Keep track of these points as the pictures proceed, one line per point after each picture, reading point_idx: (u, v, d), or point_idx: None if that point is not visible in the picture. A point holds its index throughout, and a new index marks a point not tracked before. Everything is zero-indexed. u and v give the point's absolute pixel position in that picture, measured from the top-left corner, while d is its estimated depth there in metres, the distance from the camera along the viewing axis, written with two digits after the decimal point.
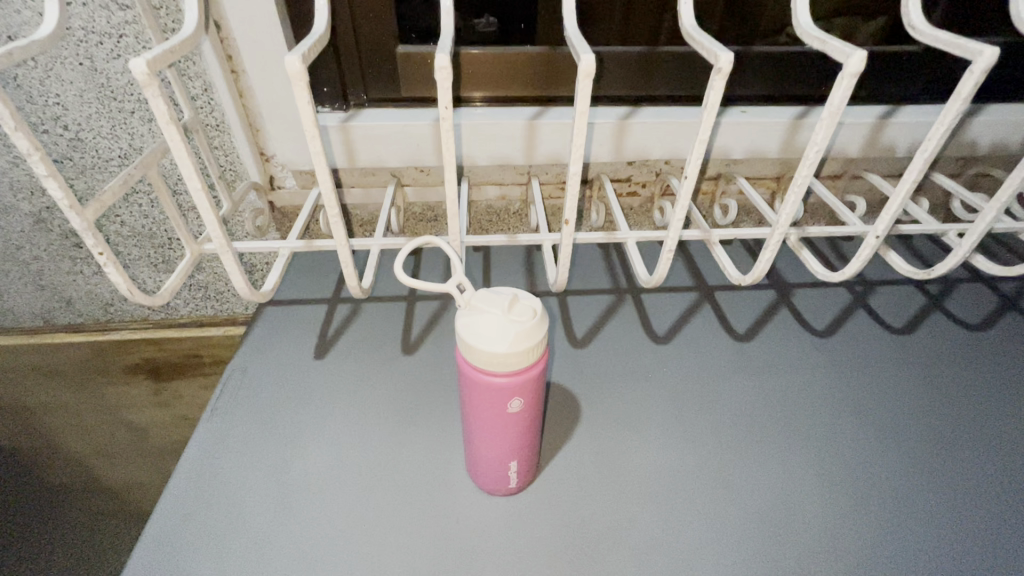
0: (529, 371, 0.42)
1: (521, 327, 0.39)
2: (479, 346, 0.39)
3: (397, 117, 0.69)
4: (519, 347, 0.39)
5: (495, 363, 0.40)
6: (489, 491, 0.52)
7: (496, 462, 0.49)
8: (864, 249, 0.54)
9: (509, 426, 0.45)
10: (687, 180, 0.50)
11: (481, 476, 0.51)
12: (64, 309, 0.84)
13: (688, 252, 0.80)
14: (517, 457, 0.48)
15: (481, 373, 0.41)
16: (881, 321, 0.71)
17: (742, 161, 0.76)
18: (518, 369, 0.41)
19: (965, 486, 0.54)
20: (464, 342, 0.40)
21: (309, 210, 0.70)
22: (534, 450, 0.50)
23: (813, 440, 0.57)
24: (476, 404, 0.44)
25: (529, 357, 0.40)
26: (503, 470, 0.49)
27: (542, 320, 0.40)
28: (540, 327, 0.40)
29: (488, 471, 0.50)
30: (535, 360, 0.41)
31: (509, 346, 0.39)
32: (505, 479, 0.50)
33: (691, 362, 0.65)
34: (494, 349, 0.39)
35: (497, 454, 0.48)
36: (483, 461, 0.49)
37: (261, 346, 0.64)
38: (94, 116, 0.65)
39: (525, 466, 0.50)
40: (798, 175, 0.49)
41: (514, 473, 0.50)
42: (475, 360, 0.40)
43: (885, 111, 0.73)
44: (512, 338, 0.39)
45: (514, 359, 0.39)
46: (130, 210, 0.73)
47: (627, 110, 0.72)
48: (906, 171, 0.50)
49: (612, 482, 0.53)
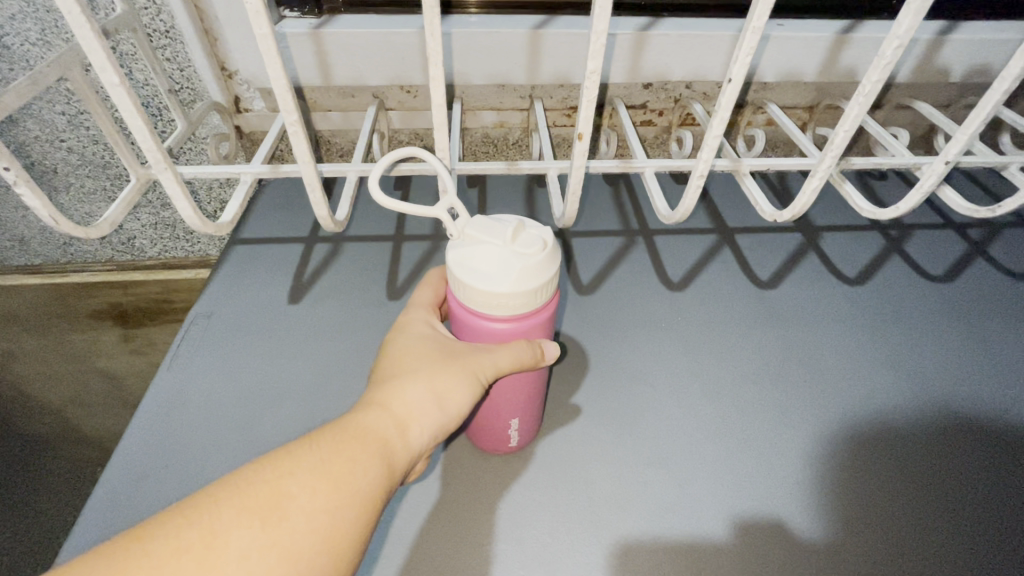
0: (537, 315, 0.35)
1: (528, 262, 0.32)
2: (475, 284, 0.32)
3: (378, 23, 0.59)
4: (525, 284, 0.32)
5: (495, 304, 0.33)
6: (488, 450, 0.47)
7: (494, 417, 0.43)
8: (928, 179, 0.46)
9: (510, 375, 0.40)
10: (730, 85, 0.40)
11: (480, 435, 0.46)
12: (17, 250, 0.76)
13: (706, 190, 0.72)
14: (520, 414, 0.44)
15: (480, 318, 0.35)
16: (918, 269, 0.64)
17: (775, 86, 0.67)
18: (524, 314, 0.34)
19: (1008, 449, 0.49)
20: (455, 279, 0.34)
21: (277, 136, 0.60)
22: (536, 404, 0.45)
23: (842, 398, 0.52)
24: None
25: (536, 300, 0.33)
26: (503, 427, 0.44)
27: (554, 253, 0.33)
28: (552, 261, 0.33)
29: (486, 427, 0.44)
30: (544, 301, 0.35)
31: (514, 286, 0.32)
32: (505, 437, 0.45)
33: (708, 311, 0.59)
34: (493, 288, 0.32)
35: (495, 408, 0.42)
36: (481, 417, 0.44)
37: (229, 289, 0.57)
38: (17, 17, 0.55)
39: (527, 425, 0.45)
40: (862, 85, 0.39)
41: (515, 432, 0.45)
42: (471, 301, 0.34)
43: (944, 26, 0.63)
44: (517, 275, 0.32)
45: (519, 300, 0.33)
46: (76, 134, 0.64)
47: (647, 20, 0.61)
48: (996, 79, 0.40)
49: (622, 443, 0.48)
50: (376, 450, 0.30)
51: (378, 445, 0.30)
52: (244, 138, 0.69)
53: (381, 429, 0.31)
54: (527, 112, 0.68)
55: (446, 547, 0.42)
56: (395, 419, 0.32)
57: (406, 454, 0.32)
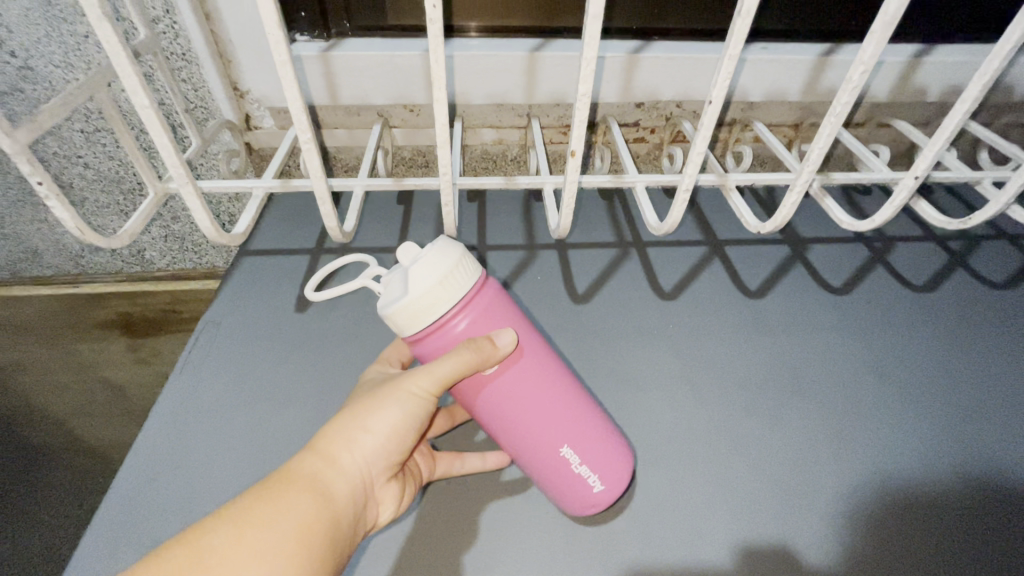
0: (475, 299, 0.40)
1: (423, 257, 0.38)
2: (408, 306, 0.37)
3: (383, 46, 0.62)
4: (438, 271, 0.37)
5: (428, 306, 0.37)
6: (582, 509, 0.44)
7: (550, 464, 0.43)
8: (900, 193, 0.49)
9: (519, 403, 0.42)
10: (711, 107, 0.43)
11: (559, 494, 0.44)
12: (30, 261, 0.79)
13: (697, 203, 0.75)
14: (567, 439, 0.43)
15: (439, 335, 0.39)
16: (901, 278, 0.67)
17: (761, 105, 0.70)
18: (461, 302, 0.39)
19: (983, 452, 0.51)
20: (396, 325, 0.38)
21: (287, 152, 0.63)
22: (592, 434, 0.44)
23: (824, 403, 0.55)
24: (472, 399, 0.43)
25: (458, 281, 0.38)
26: (569, 472, 0.43)
27: (450, 243, 0.39)
28: (451, 246, 0.39)
29: (557, 482, 0.44)
30: (472, 286, 0.39)
31: (425, 279, 0.37)
32: (584, 485, 0.43)
33: (699, 318, 0.61)
34: (421, 293, 0.37)
35: (536, 450, 0.43)
36: (541, 474, 0.44)
37: (238, 298, 0.60)
38: (44, 40, 0.58)
39: (591, 454, 0.43)
40: (834, 107, 0.42)
41: (583, 467, 0.43)
42: (419, 326, 0.38)
43: (919, 50, 0.67)
44: (419, 268, 0.37)
45: (445, 289, 0.37)
46: (94, 150, 0.67)
47: (638, 44, 0.65)
48: (958, 101, 0.43)
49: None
50: (301, 491, 0.36)
51: (299, 485, 0.36)
52: (253, 154, 0.71)
53: (310, 472, 0.37)
54: (524, 130, 0.70)
55: (447, 542, 0.45)
56: (317, 461, 0.38)
57: (334, 487, 0.37)
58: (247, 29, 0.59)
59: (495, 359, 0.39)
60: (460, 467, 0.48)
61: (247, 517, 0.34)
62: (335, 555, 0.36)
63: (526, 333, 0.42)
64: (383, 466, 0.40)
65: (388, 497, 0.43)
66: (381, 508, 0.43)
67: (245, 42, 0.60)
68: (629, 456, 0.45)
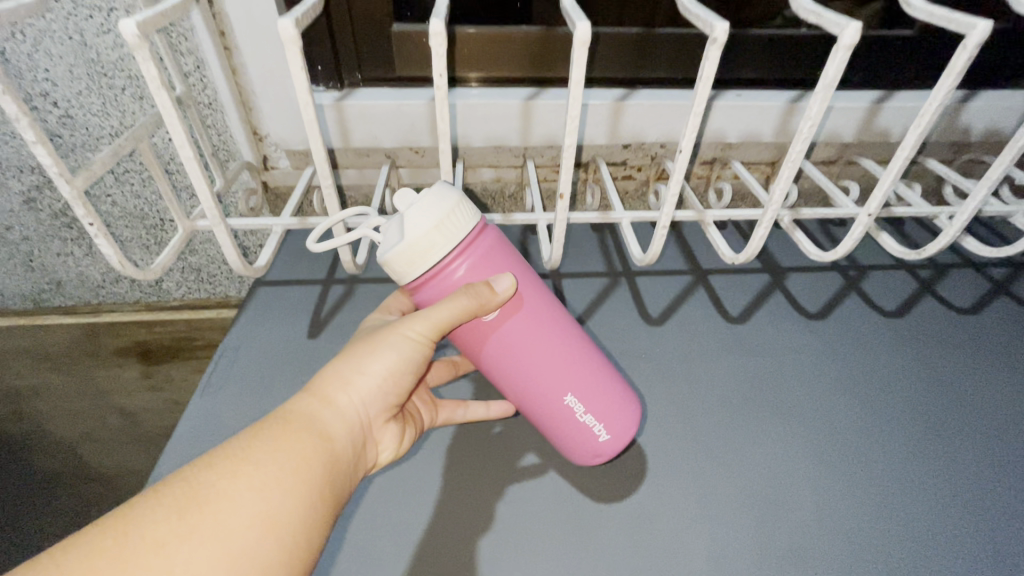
0: (473, 246, 0.43)
1: (419, 202, 0.40)
2: (408, 249, 0.40)
3: (391, 96, 0.68)
4: (434, 214, 0.40)
5: (427, 249, 0.40)
6: (590, 459, 0.49)
7: (559, 416, 0.48)
8: (857, 228, 0.54)
9: (528, 359, 0.46)
10: (681, 154, 0.49)
11: (568, 445, 0.49)
12: (54, 292, 0.83)
13: (682, 235, 0.80)
14: (569, 388, 0.47)
15: (440, 280, 0.42)
16: (873, 305, 0.71)
17: (737, 146, 0.76)
18: (459, 247, 0.42)
19: (949, 467, 0.55)
20: (398, 270, 0.42)
21: (302, 191, 0.69)
22: (596, 386, 0.48)
23: (801, 422, 0.58)
24: (485, 357, 0.47)
25: (455, 225, 0.41)
26: (576, 422, 0.48)
27: (447, 189, 0.42)
28: (448, 192, 0.42)
29: (567, 432, 0.48)
30: (469, 231, 0.42)
31: (421, 222, 0.40)
32: (591, 434, 0.48)
33: (684, 343, 0.66)
34: (419, 237, 0.40)
35: (545, 402, 0.48)
36: (552, 425, 0.49)
37: (254, 326, 0.64)
38: (85, 92, 0.63)
39: (592, 401, 0.47)
40: (791, 153, 0.48)
41: (586, 416, 0.47)
42: (419, 269, 0.41)
43: (880, 96, 0.73)
44: (415, 213, 0.40)
45: (442, 233, 0.40)
46: (122, 190, 0.72)
47: (623, 92, 0.71)
48: (899, 147, 0.48)
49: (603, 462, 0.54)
50: (298, 428, 0.39)
51: (297, 423, 0.40)
52: (269, 192, 0.77)
53: (305, 411, 0.41)
54: (520, 169, 0.76)
55: (447, 551, 0.48)
56: (313, 402, 0.42)
57: (330, 425, 0.41)
58: (268, 81, 0.65)
59: (493, 303, 0.42)
60: (463, 414, 0.56)
61: (246, 452, 0.37)
62: (334, 484, 0.39)
63: (527, 286, 0.46)
64: (377, 408, 0.45)
65: (386, 438, 0.47)
66: (379, 447, 0.47)
67: (266, 92, 0.66)
68: (634, 405, 0.49)
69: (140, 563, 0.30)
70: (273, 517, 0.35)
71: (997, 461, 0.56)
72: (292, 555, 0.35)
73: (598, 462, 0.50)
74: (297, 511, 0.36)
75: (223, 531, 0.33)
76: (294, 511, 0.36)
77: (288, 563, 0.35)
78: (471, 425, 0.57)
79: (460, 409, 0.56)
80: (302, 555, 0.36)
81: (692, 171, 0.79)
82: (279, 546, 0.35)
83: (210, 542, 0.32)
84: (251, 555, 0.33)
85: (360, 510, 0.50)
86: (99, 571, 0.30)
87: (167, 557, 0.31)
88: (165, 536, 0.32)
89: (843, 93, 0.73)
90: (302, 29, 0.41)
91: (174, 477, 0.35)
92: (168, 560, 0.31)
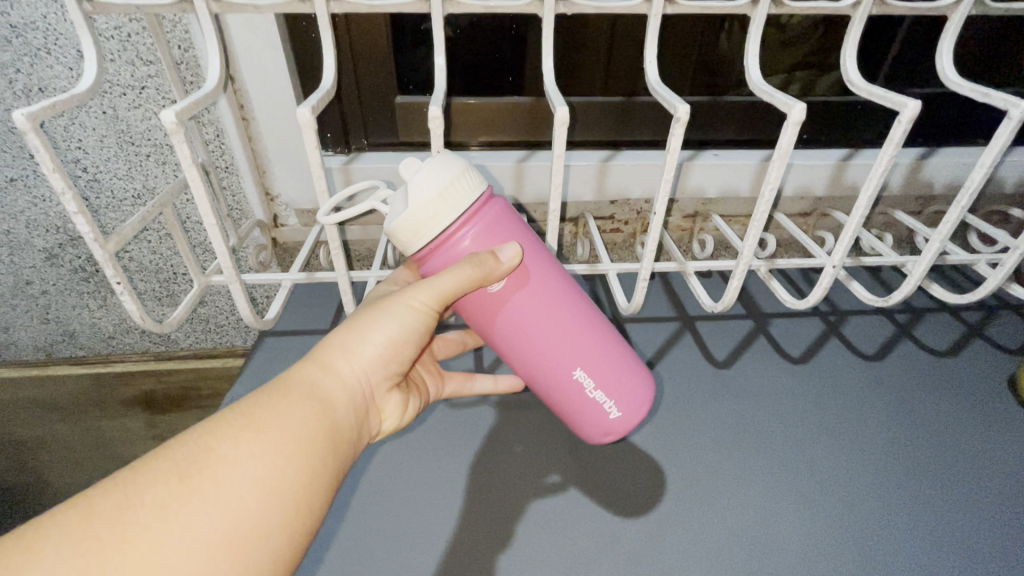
0: (478, 217, 0.43)
1: (425, 170, 0.41)
2: (413, 217, 0.41)
3: (394, 160, 0.74)
4: (439, 183, 0.41)
5: (433, 218, 0.41)
6: (599, 436, 0.50)
7: (571, 392, 0.49)
8: (825, 278, 0.59)
9: (539, 335, 0.47)
10: (657, 215, 0.54)
11: (578, 422, 0.50)
12: (66, 342, 0.86)
13: (669, 282, 0.84)
14: (579, 363, 0.47)
15: (446, 249, 0.43)
16: (854, 349, 0.74)
17: (717, 201, 0.81)
18: (465, 216, 0.42)
19: (929, 511, 0.57)
20: (404, 239, 0.42)
21: (310, 246, 0.73)
22: (607, 362, 0.48)
23: (784, 465, 0.61)
24: (496, 333, 0.47)
25: (462, 194, 0.42)
26: (588, 399, 0.48)
27: (451, 158, 0.42)
28: (453, 160, 0.42)
29: (579, 410, 0.49)
30: (474, 200, 0.43)
31: (428, 189, 0.40)
32: (602, 412, 0.49)
33: (671, 388, 0.69)
34: (424, 204, 0.41)
35: (557, 379, 0.48)
36: (565, 403, 0.50)
37: (260, 375, 0.67)
38: (112, 159, 0.67)
39: (603, 377, 0.48)
40: (756, 212, 0.53)
41: (596, 393, 0.48)
42: (424, 238, 0.42)
43: (846, 154, 0.79)
44: (421, 180, 0.40)
45: (447, 200, 0.41)
46: (140, 246, 0.77)
47: (608, 153, 0.77)
48: (854, 207, 0.52)
49: (598, 497, 0.58)
50: (299, 394, 0.39)
51: (299, 388, 0.39)
52: (279, 247, 0.81)
53: (306, 377, 0.40)
54: None
55: None
56: (315, 369, 0.41)
57: (332, 391, 0.41)
58: (282, 149, 0.71)
59: (497, 272, 0.43)
60: (471, 386, 0.62)
61: (246, 418, 0.36)
62: (335, 451, 0.39)
63: (535, 259, 0.46)
64: (379, 376, 0.44)
65: (388, 408, 0.47)
66: (385, 415, 0.47)
67: (279, 159, 0.71)
68: (646, 383, 0.50)
69: (139, 527, 0.30)
70: (275, 482, 0.34)
71: (977, 503, 0.58)
72: (294, 521, 0.35)
73: (610, 440, 0.51)
74: (300, 477, 0.35)
75: (225, 496, 0.32)
76: (297, 476, 0.35)
77: (290, 528, 0.34)
78: (469, 472, 0.60)
79: (468, 382, 0.63)
80: (304, 521, 0.35)
81: (675, 224, 0.84)
82: (280, 511, 0.34)
83: (212, 507, 0.32)
84: (253, 520, 0.33)
85: (359, 558, 0.53)
86: (96, 533, 0.29)
87: (167, 522, 0.30)
88: (164, 500, 0.31)
89: (812, 153, 0.79)
90: (317, 114, 0.46)
91: (172, 442, 0.34)
92: (168, 523, 0.30)
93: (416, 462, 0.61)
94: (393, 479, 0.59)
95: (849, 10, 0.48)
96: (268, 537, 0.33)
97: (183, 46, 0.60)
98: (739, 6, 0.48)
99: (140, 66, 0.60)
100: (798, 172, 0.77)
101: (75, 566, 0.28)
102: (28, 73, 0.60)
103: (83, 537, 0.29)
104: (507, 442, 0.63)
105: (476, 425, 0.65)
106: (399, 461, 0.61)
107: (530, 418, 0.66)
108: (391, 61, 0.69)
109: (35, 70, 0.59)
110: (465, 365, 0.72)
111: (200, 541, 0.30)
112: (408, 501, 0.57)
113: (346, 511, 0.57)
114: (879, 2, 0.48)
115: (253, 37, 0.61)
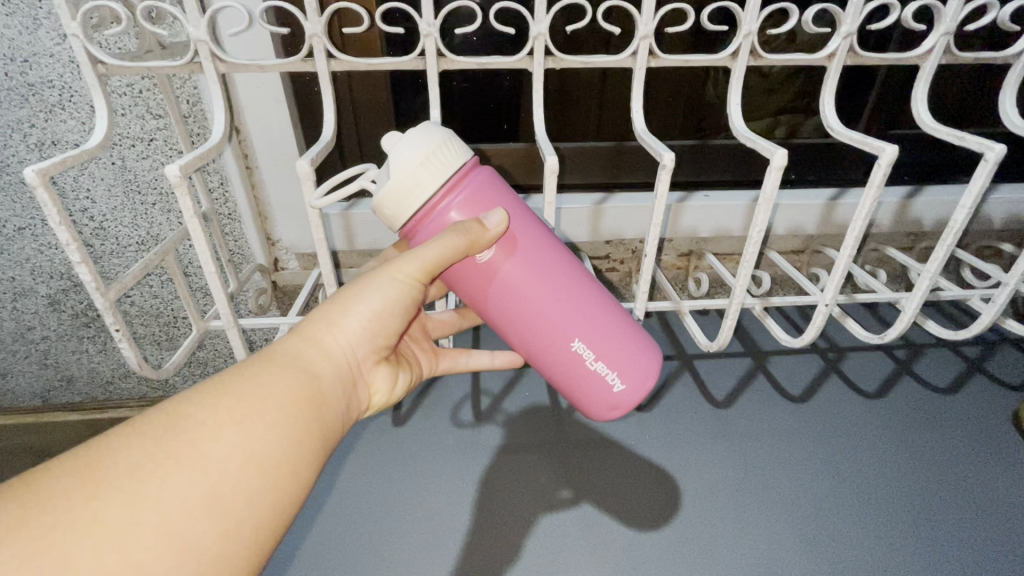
0: (463, 186, 0.41)
1: (404, 140, 0.39)
2: (396, 188, 0.40)
3: None
4: (418, 152, 0.39)
5: (416, 189, 0.40)
6: (604, 414, 0.47)
7: (568, 364, 0.45)
8: (819, 316, 0.59)
9: (531, 304, 0.44)
10: (647, 256, 0.55)
11: (583, 400, 0.47)
12: (64, 388, 0.86)
13: (666, 320, 0.84)
14: (578, 333, 0.44)
15: (433, 219, 0.41)
16: (854, 386, 0.74)
17: (710, 239, 0.82)
18: (449, 184, 0.41)
19: (937, 552, 0.55)
20: (390, 214, 0.41)
21: (309, 288, 0.74)
22: (606, 330, 0.45)
23: (787, 505, 0.60)
24: (488, 304, 0.45)
25: (444, 159, 0.40)
26: (589, 372, 0.45)
27: (434, 128, 0.41)
28: (434, 131, 0.40)
29: (580, 384, 0.46)
30: (459, 168, 0.41)
31: (407, 155, 0.39)
32: (605, 385, 0.45)
33: (670, 427, 0.68)
34: (405, 174, 0.39)
35: (554, 352, 0.45)
36: (565, 380, 0.46)
37: None
38: (118, 208, 0.69)
39: (603, 347, 0.44)
40: (746, 252, 0.54)
41: (598, 365, 0.45)
42: (410, 210, 0.40)
43: (836, 193, 0.80)
44: (401, 148, 0.39)
45: (429, 169, 0.39)
46: (142, 292, 0.78)
47: (602, 195, 0.79)
48: (842, 247, 0.53)
49: (610, 513, 0.59)
50: (279, 366, 0.38)
51: (280, 360, 0.38)
52: (279, 290, 0.82)
53: (287, 349, 0.39)
54: None
55: None
56: (298, 342, 0.40)
57: (316, 364, 0.40)
58: (284, 196, 0.72)
59: (484, 240, 0.40)
60: (465, 362, 0.59)
61: (226, 386, 0.35)
62: (320, 423, 0.37)
63: (522, 224, 0.43)
64: (367, 350, 0.43)
65: (379, 385, 0.46)
66: (375, 392, 0.46)
67: (281, 205, 0.73)
68: (653, 357, 0.46)
69: (114, 487, 0.29)
70: (258, 448, 0.33)
71: (987, 543, 0.56)
72: (277, 487, 0.34)
73: (616, 416, 0.47)
74: (280, 448, 0.34)
75: (202, 464, 0.31)
76: (280, 443, 0.34)
77: (272, 495, 0.33)
78: (462, 518, 0.59)
79: (463, 358, 0.59)
80: (289, 488, 0.34)
81: (671, 262, 0.85)
82: (261, 478, 0.33)
83: (189, 469, 0.31)
84: (233, 483, 0.32)
85: None
86: (68, 494, 0.28)
87: (143, 483, 0.29)
88: (139, 461, 0.30)
89: (802, 192, 0.80)
90: (316, 165, 0.48)
91: (150, 409, 0.33)
92: (142, 484, 0.29)
93: (410, 506, 0.60)
94: (388, 524, 0.58)
95: (824, 61, 0.50)
96: (250, 502, 0.32)
97: (191, 100, 0.63)
98: (719, 60, 0.50)
99: (149, 119, 0.63)
100: (787, 210, 0.78)
101: (45, 522, 0.27)
102: (41, 127, 0.62)
103: (56, 495, 0.28)
104: (503, 484, 0.62)
105: (472, 467, 0.64)
106: (394, 508, 0.60)
107: (526, 460, 0.64)
108: (390, 112, 0.72)
109: (48, 125, 0.62)
110: (460, 406, 0.71)
111: (174, 501, 0.29)
112: (399, 552, 0.56)
113: (340, 561, 0.56)
114: (853, 55, 0.51)
115: (260, 91, 0.64)
